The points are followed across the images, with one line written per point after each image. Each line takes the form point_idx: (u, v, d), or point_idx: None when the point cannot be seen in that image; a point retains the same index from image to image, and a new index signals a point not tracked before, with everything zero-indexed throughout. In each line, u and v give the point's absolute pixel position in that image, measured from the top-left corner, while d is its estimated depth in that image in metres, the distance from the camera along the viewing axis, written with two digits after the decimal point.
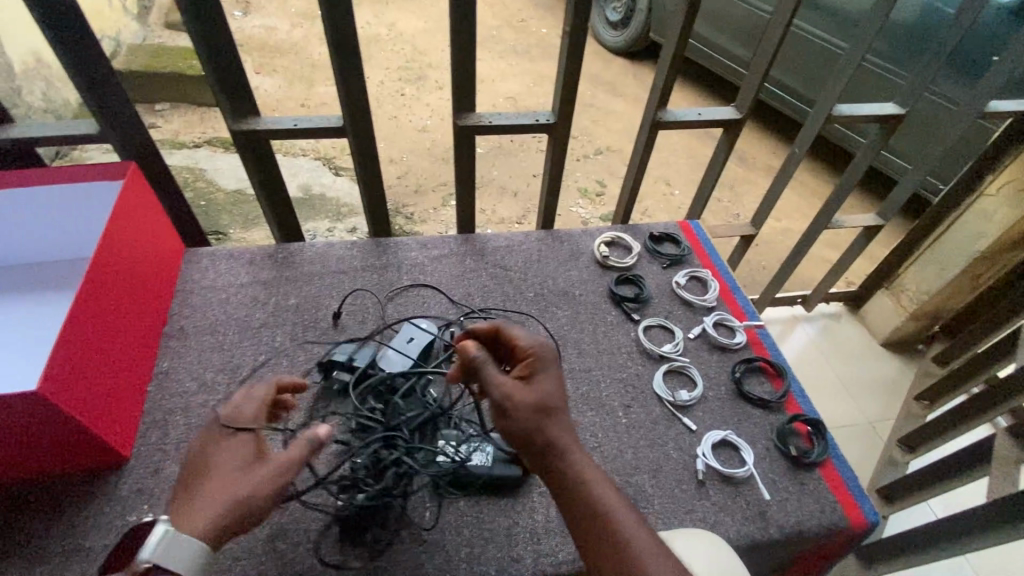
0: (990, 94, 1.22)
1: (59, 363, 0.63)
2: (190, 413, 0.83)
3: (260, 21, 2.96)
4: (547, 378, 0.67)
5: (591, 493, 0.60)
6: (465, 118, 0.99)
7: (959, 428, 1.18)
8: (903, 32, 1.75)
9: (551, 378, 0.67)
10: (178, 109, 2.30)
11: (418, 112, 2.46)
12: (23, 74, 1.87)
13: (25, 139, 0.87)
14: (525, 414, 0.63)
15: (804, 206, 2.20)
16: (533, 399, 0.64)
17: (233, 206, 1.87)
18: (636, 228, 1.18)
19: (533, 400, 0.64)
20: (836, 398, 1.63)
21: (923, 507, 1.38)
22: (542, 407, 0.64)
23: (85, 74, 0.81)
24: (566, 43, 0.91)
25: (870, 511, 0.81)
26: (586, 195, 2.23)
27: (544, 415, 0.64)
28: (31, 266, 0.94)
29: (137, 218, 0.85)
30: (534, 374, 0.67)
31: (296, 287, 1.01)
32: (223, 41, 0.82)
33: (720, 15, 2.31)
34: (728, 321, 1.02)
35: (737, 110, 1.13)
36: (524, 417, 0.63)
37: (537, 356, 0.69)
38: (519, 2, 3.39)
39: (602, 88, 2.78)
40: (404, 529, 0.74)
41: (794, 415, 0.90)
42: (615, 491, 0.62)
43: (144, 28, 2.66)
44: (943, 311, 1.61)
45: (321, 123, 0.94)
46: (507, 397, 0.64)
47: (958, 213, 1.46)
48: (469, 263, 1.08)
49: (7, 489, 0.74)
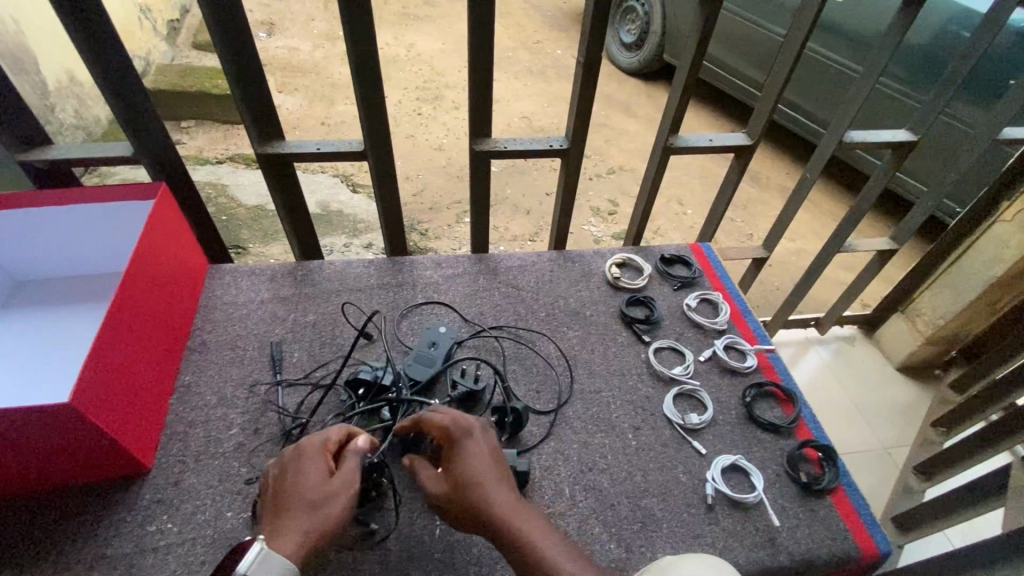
0: (1004, 121, 1.22)
1: (90, 376, 0.66)
2: (210, 426, 0.86)
3: (284, 42, 3.06)
4: (468, 452, 0.69)
5: (537, 556, 0.61)
6: (481, 143, 1.02)
7: (975, 457, 1.16)
8: (917, 57, 1.76)
9: (472, 450, 0.69)
10: (203, 126, 2.38)
11: (434, 131, 2.52)
12: (57, 92, 1.95)
13: (62, 159, 0.92)
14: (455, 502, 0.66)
15: (818, 227, 2.20)
16: (459, 482, 0.67)
17: (253, 221, 1.92)
18: (648, 250, 1.20)
19: (452, 485, 0.67)
20: (848, 421, 1.62)
21: (939, 536, 1.35)
22: (459, 487, 0.66)
23: (123, 98, 0.85)
24: (580, 72, 0.94)
25: (881, 540, 0.80)
26: (598, 214, 2.25)
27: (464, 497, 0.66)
28: (65, 279, 0.99)
29: (166, 236, 0.88)
30: (455, 455, 0.69)
31: (314, 304, 1.03)
32: (252, 67, 0.85)
33: (733, 39, 2.34)
34: (740, 345, 1.02)
35: (749, 136, 1.14)
36: (457, 500, 0.66)
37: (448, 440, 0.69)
38: (535, 24, 3.46)
39: (616, 108, 2.81)
40: (414, 547, 0.75)
41: (804, 441, 0.89)
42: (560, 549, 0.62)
43: (173, 49, 2.77)
44: (960, 335, 1.59)
45: (342, 146, 0.98)
46: (435, 493, 0.68)
47: (973, 238, 1.45)
48: (481, 282, 1.11)
49: (34, 496, 0.76)
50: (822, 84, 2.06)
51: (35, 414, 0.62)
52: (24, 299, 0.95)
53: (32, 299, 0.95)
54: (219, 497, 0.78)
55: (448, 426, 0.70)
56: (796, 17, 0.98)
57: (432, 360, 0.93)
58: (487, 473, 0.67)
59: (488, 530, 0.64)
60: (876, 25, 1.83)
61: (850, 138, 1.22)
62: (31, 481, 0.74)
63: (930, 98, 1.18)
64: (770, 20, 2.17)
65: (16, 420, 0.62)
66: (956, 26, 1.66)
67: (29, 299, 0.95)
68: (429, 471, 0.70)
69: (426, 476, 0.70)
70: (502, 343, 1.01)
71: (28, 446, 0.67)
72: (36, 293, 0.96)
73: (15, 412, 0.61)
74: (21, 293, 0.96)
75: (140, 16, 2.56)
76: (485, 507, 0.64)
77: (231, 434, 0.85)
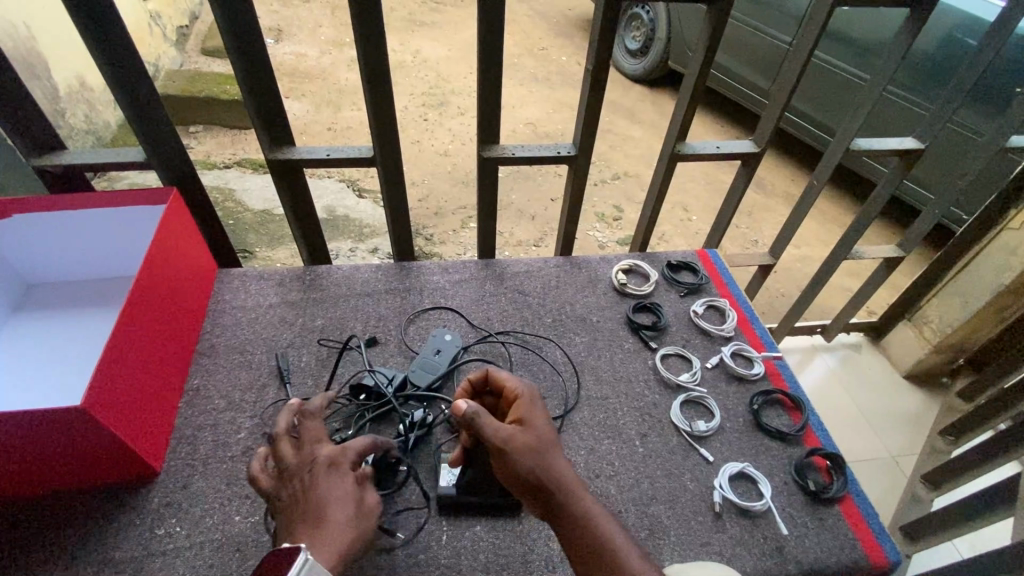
0: (1012, 129, 1.21)
1: (102, 380, 0.67)
2: (218, 430, 0.86)
3: (292, 48, 3.08)
4: (541, 418, 0.71)
5: (597, 526, 0.63)
6: (489, 149, 1.02)
7: (984, 466, 1.15)
8: (924, 65, 1.76)
9: (543, 420, 0.70)
10: (211, 131, 2.40)
11: (440, 137, 2.53)
12: (69, 97, 1.98)
13: (75, 164, 0.93)
14: (527, 454, 0.65)
15: (824, 234, 2.19)
16: (534, 442, 0.67)
17: (260, 225, 1.93)
18: (654, 256, 1.20)
19: (531, 444, 0.66)
20: (855, 429, 1.61)
21: (948, 546, 1.34)
22: (536, 448, 0.66)
23: (137, 103, 0.86)
24: (588, 79, 0.94)
25: (890, 550, 0.79)
26: (603, 220, 2.26)
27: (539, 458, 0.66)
28: (76, 283, 1.00)
29: (176, 240, 0.89)
30: (527, 417, 0.70)
31: (323, 309, 1.04)
32: (263, 73, 0.86)
33: (739, 46, 2.34)
34: (746, 352, 1.02)
35: (756, 143, 1.15)
36: (529, 457, 0.65)
37: (524, 401, 0.71)
38: (540, 31, 3.49)
39: (621, 114, 2.82)
40: (422, 552, 0.76)
41: (812, 449, 0.89)
42: (615, 524, 0.65)
43: (182, 54, 2.80)
44: (968, 344, 1.58)
45: (351, 152, 0.99)
46: (510, 440, 0.66)
47: (981, 246, 1.45)
48: (488, 288, 1.11)
49: (45, 498, 0.77)
50: (829, 91, 2.06)
51: (49, 417, 0.63)
52: (36, 302, 0.96)
53: (44, 302, 0.96)
54: (227, 501, 0.79)
55: (523, 395, 0.72)
56: (804, 26, 0.99)
57: (437, 367, 0.94)
58: (555, 443, 0.69)
59: (553, 490, 0.64)
60: (882, 32, 1.84)
61: (858, 146, 1.22)
62: (42, 483, 0.75)
63: (937, 106, 1.18)
64: (775, 28, 2.17)
65: (30, 422, 0.63)
66: (962, 34, 1.66)
67: (40, 303, 0.96)
68: (499, 423, 0.67)
69: (495, 426, 0.66)
70: (509, 349, 1.01)
71: (41, 448, 0.68)
72: (48, 296, 0.97)
73: (30, 415, 0.62)
74: (33, 296, 0.97)
75: (150, 22, 2.59)
76: (555, 470, 0.66)
77: (239, 438, 0.85)
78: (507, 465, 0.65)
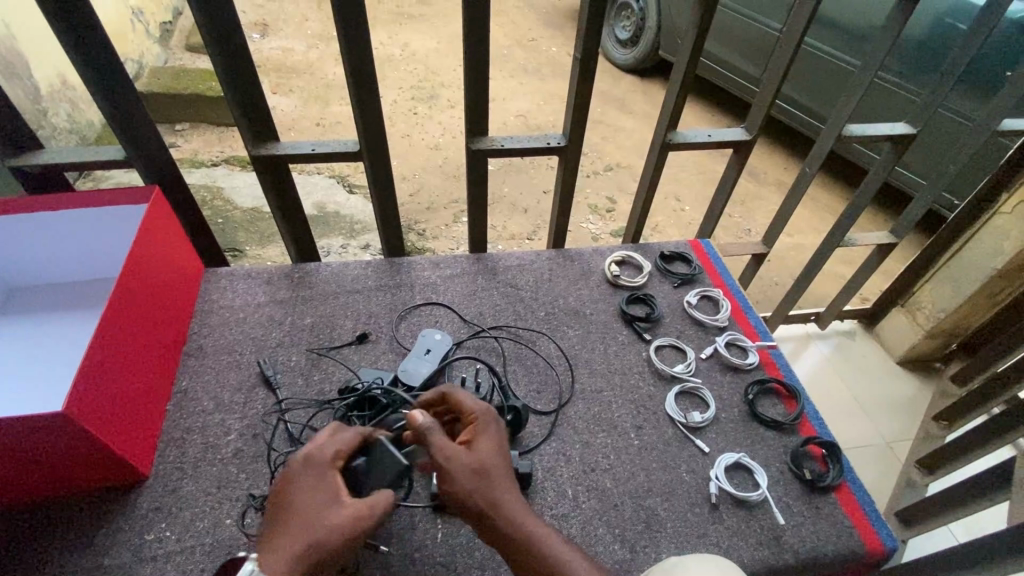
0: (1003, 113, 1.20)
1: (84, 386, 0.65)
2: (208, 432, 0.85)
3: (278, 43, 3.03)
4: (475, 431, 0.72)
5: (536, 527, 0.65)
6: (477, 141, 1.01)
7: (977, 450, 1.16)
8: (915, 50, 1.76)
9: (495, 437, 0.70)
10: (197, 128, 2.36)
11: (430, 131, 2.51)
12: (50, 96, 1.93)
13: (52, 165, 0.90)
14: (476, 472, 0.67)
15: (816, 222, 2.19)
16: (473, 462, 0.67)
17: (249, 224, 1.90)
18: (647, 247, 1.19)
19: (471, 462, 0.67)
20: (849, 415, 1.61)
21: (943, 530, 1.35)
22: (477, 469, 0.66)
23: (117, 102, 0.84)
24: (577, 69, 0.93)
25: (887, 536, 0.79)
26: (596, 212, 2.24)
27: (480, 473, 0.66)
28: (58, 285, 0.98)
29: (160, 239, 0.87)
30: (479, 433, 0.70)
31: (311, 307, 1.02)
32: (242, 67, 0.84)
33: (730, 34, 2.32)
34: (741, 341, 1.01)
35: (747, 131, 1.13)
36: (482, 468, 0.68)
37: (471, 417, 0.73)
38: (529, 21, 3.45)
39: (612, 105, 2.80)
40: (417, 552, 0.75)
41: (808, 438, 0.89)
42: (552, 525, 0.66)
43: (166, 51, 2.75)
44: (960, 329, 1.58)
45: (337, 147, 0.97)
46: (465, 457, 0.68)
47: (974, 231, 1.45)
48: (480, 283, 1.10)
49: (31, 506, 0.75)
50: (820, 78, 2.05)
51: (29, 424, 0.61)
52: (17, 306, 0.94)
53: (26, 306, 0.94)
54: (217, 505, 0.77)
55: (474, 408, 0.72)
56: (795, 11, 0.97)
57: (426, 370, 0.91)
58: (501, 462, 0.69)
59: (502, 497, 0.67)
60: (872, 18, 1.82)
61: (849, 133, 1.21)
62: (25, 490, 0.73)
63: (929, 90, 1.17)
64: (766, 14, 2.15)
65: (11, 430, 0.61)
66: (953, 18, 1.65)
67: (22, 307, 0.94)
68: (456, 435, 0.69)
69: (440, 446, 0.66)
70: (503, 344, 1.00)
71: (24, 456, 0.66)
72: (30, 299, 0.95)
73: (10, 422, 0.60)
74: (15, 300, 0.95)
75: (133, 18, 2.54)
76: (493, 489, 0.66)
77: (229, 440, 0.84)
78: (443, 486, 0.65)
